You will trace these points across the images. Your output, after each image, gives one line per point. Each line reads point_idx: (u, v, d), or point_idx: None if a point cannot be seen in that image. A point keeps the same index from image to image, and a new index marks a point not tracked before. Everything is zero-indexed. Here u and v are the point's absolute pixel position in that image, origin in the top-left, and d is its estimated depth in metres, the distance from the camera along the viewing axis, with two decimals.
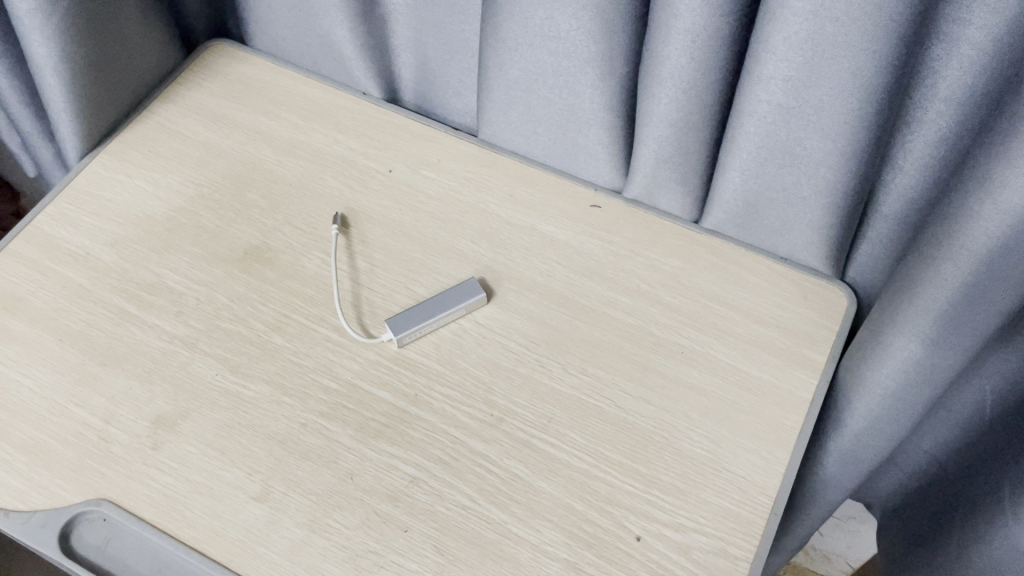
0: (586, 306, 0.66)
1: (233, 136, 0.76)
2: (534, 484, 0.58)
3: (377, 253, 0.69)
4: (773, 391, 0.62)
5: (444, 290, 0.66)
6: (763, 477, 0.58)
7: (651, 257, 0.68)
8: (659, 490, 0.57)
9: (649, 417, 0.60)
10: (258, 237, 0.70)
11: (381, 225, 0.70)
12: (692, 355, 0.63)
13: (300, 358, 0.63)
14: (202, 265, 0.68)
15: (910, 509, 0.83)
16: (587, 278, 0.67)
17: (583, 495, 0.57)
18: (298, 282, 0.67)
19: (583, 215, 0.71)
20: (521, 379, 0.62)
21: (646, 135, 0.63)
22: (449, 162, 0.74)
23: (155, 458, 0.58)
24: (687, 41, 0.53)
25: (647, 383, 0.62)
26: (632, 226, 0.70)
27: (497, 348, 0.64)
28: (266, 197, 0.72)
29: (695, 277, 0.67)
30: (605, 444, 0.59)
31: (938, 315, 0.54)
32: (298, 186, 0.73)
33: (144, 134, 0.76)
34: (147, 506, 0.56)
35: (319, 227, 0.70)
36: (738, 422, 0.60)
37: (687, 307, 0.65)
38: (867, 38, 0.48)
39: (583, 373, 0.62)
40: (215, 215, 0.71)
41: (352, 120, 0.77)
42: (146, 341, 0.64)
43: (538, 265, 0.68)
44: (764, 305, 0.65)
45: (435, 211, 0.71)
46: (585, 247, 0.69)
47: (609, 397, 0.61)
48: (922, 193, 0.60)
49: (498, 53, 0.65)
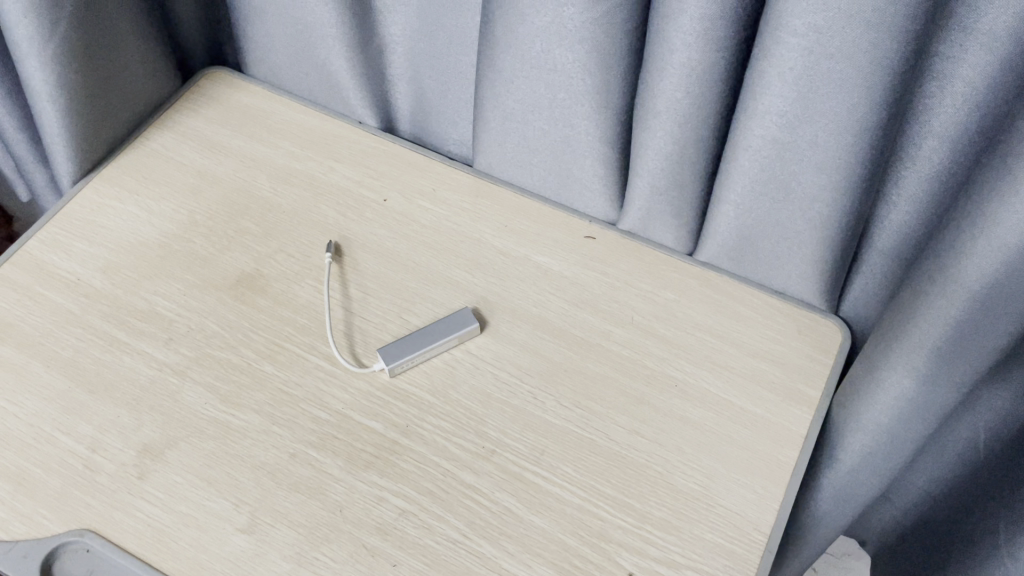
0: (579, 337, 0.65)
1: (228, 162, 0.76)
2: (525, 518, 0.57)
3: (370, 281, 0.68)
4: (767, 425, 0.61)
5: (438, 319, 0.65)
6: (757, 514, 0.58)
7: (645, 289, 0.68)
8: (652, 525, 0.57)
9: (642, 451, 0.60)
10: (251, 265, 0.69)
11: (375, 253, 0.70)
12: (686, 388, 0.63)
13: (290, 387, 0.63)
14: (193, 292, 0.67)
15: (906, 547, 0.82)
16: (581, 309, 0.67)
17: (574, 529, 0.57)
18: (291, 310, 0.67)
19: (578, 246, 0.70)
20: (514, 412, 0.62)
21: (640, 168, 0.63)
22: (444, 191, 0.74)
23: (141, 488, 0.58)
24: (683, 74, 0.54)
25: (641, 415, 0.61)
26: (626, 257, 0.70)
27: (489, 378, 0.63)
28: (259, 224, 0.72)
29: (689, 309, 0.67)
30: (597, 476, 0.59)
31: (931, 351, 0.54)
32: (292, 214, 0.72)
33: (138, 160, 0.76)
34: (131, 537, 0.56)
35: (313, 255, 0.70)
36: (730, 456, 0.60)
37: (680, 340, 0.65)
38: (862, 76, 0.48)
39: (575, 406, 0.62)
40: (207, 243, 0.70)
41: (348, 148, 0.77)
42: (134, 368, 0.63)
43: (531, 295, 0.67)
44: (758, 339, 0.65)
45: (429, 240, 0.71)
46: (579, 278, 0.68)
47: (602, 429, 0.61)
48: (917, 228, 0.59)
49: (495, 84, 0.65)
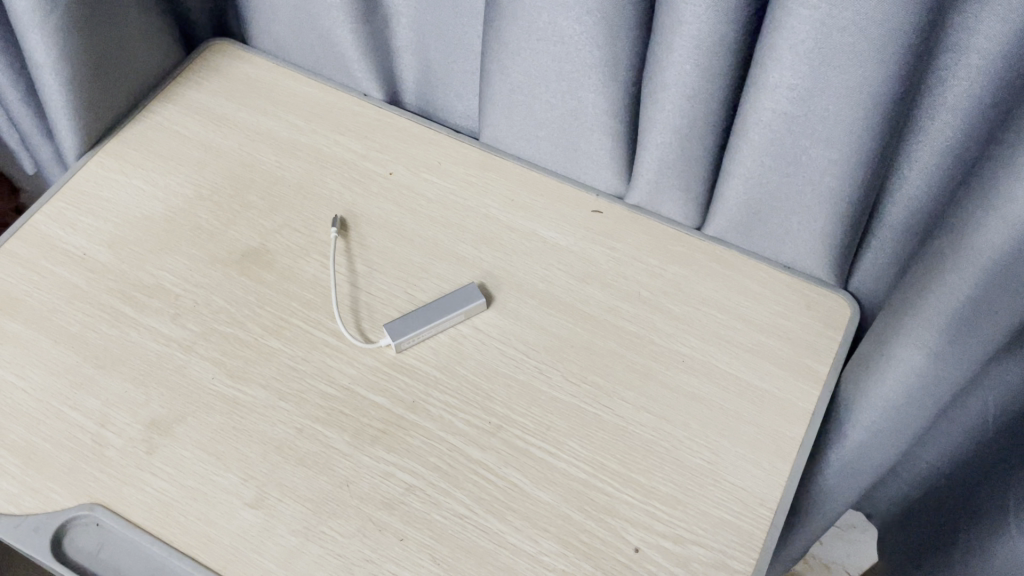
0: (586, 313, 0.65)
1: (232, 135, 0.75)
2: (532, 493, 0.57)
3: (376, 256, 0.68)
4: (775, 401, 0.61)
5: (445, 294, 0.65)
6: (764, 489, 0.58)
7: (653, 264, 0.67)
8: (657, 501, 0.57)
9: (649, 426, 0.60)
10: (256, 239, 0.69)
11: (381, 228, 0.70)
12: (692, 363, 0.63)
13: (297, 362, 0.63)
14: (199, 267, 0.67)
15: (913, 519, 0.83)
16: (588, 284, 0.66)
17: (581, 505, 0.57)
18: (296, 285, 0.66)
19: (585, 220, 0.70)
20: (521, 387, 0.61)
21: (648, 142, 0.62)
22: (450, 165, 0.73)
23: (149, 462, 0.58)
24: (693, 47, 0.52)
25: (647, 391, 0.61)
26: (634, 231, 0.69)
27: (496, 355, 0.63)
28: (264, 198, 0.71)
29: (698, 284, 0.66)
30: (603, 452, 0.59)
31: (941, 328, 0.54)
32: (297, 187, 0.72)
33: (143, 133, 0.75)
34: (141, 511, 0.56)
35: (318, 229, 0.69)
36: (737, 432, 0.60)
37: (688, 315, 0.65)
38: (875, 48, 0.47)
39: (582, 382, 0.62)
40: (213, 216, 0.70)
41: (353, 121, 0.76)
42: (142, 343, 0.63)
43: (538, 270, 0.67)
44: (766, 314, 0.65)
45: (435, 214, 0.70)
46: (586, 253, 0.68)
47: (608, 405, 0.61)
48: (928, 201, 0.59)
49: (500, 56, 0.64)
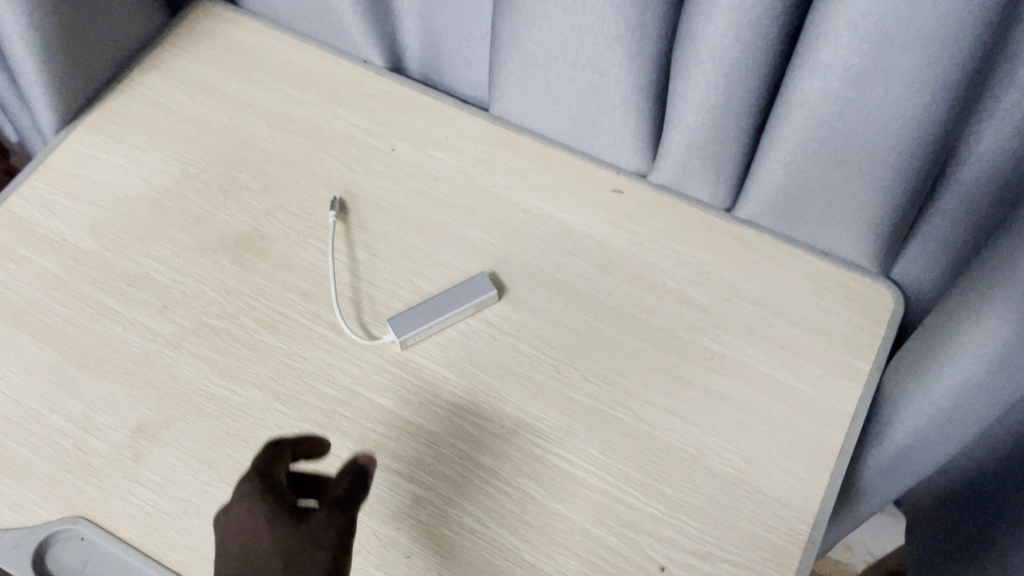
0: (606, 305, 0.60)
1: (222, 107, 0.69)
2: (549, 506, 0.53)
3: (378, 242, 0.63)
4: (811, 403, 0.56)
5: (454, 285, 0.60)
6: (799, 501, 0.53)
7: (679, 250, 0.62)
8: (684, 514, 0.53)
9: (675, 431, 0.55)
10: (249, 223, 0.64)
11: (384, 211, 0.64)
12: (722, 361, 0.58)
13: (294, 360, 0.58)
14: (188, 254, 0.62)
15: (947, 509, 0.78)
16: (607, 273, 0.61)
17: (601, 518, 0.53)
18: (292, 274, 0.61)
19: (605, 201, 0.64)
20: (536, 388, 0.57)
21: (678, 121, 0.56)
22: (458, 140, 0.68)
23: (137, 471, 0.54)
24: (733, 19, 0.46)
25: (673, 392, 0.57)
26: (659, 214, 0.63)
27: (510, 352, 0.58)
28: (257, 178, 0.66)
29: (727, 273, 0.61)
30: (626, 460, 0.54)
31: (1004, 341, 0.48)
32: (292, 165, 0.66)
33: (126, 105, 0.70)
34: (128, 525, 0.53)
35: (315, 212, 0.64)
36: (771, 437, 0.55)
37: (716, 307, 0.60)
38: (949, 25, 0.41)
39: (602, 382, 0.57)
40: (202, 197, 0.65)
41: (352, 91, 0.70)
42: (127, 339, 0.59)
43: (554, 258, 0.62)
44: (802, 306, 0.60)
45: (442, 195, 0.65)
46: (605, 238, 0.63)
47: (631, 408, 0.56)
48: (990, 192, 0.53)
49: (514, 24, 0.57)
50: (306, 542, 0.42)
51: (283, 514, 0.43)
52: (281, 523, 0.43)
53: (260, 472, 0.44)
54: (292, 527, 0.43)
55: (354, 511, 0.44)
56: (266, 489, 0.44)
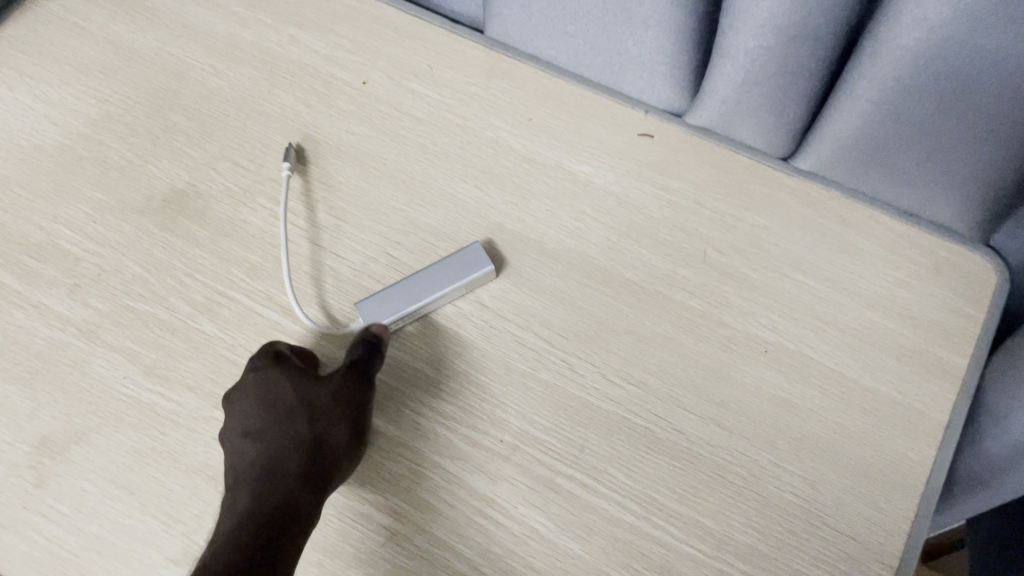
0: (632, 282, 0.48)
1: (151, 30, 0.56)
2: (560, 545, 0.42)
3: (345, 201, 0.50)
4: (894, 409, 0.44)
5: (445, 257, 0.48)
6: (880, 539, 0.42)
7: (723, 211, 0.49)
8: (731, 555, 0.42)
9: (719, 446, 0.44)
10: (183, 177, 0.51)
11: (352, 161, 0.51)
12: (778, 354, 0.46)
13: (237, 354, 0.46)
14: (106, 218, 0.50)
15: None
16: (633, 240, 0.49)
17: (627, 561, 0.42)
18: (237, 243, 0.49)
19: (629, 148, 0.51)
20: (543, 390, 0.45)
21: (731, 45, 0.42)
22: (445, 70, 0.54)
23: (39, 499, 0.43)
24: None
25: (717, 396, 0.45)
26: (697, 164, 0.50)
27: (510, 344, 0.46)
28: (194, 119, 0.53)
29: (785, 240, 0.48)
30: (657, 484, 0.43)
31: None
32: (238, 103, 0.53)
33: (32, 27, 0.56)
34: (27, 570, 0.42)
35: (266, 162, 0.51)
36: (842, 454, 0.43)
37: (771, 285, 0.47)
38: None
39: (627, 383, 0.45)
40: (124, 144, 0.52)
41: (313, 7, 0.56)
42: (29, 328, 0.47)
43: (566, 222, 0.49)
44: (880, 283, 0.47)
45: (425, 140, 0.52)
46: (630, 196, 0.50)
47: (663, 416, 0.44)
48: None
49: None
50: (328, 399, 0.42)
51: (304, 381, 0.43)
52: (298, 382, 0.43)
53: (269, 350, 0.44)
54: (304, 420, 0.41)
55: (364, 376, 0.44)
56: (274, 359, 0.44)
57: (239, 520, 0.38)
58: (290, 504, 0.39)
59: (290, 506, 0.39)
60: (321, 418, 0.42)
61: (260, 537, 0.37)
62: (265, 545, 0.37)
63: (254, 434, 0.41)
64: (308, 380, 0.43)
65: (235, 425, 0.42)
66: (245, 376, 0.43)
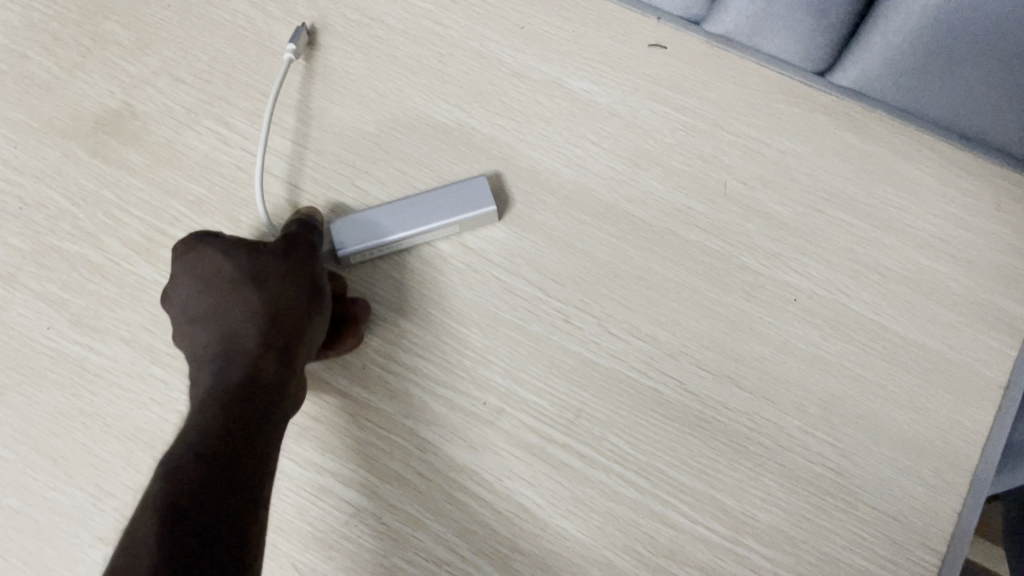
0: (638, 219, 0.41)
1: None
2: (551, 524, 0.36)
3: (305, 124, 0.43)
4: (944, 368, 0.38)
5: (443, 187, 0.41)
6: (924, 520, 0.36)
7: (746, 135, 0.42)
8: (749, 537, 0.36)
9: (738, 411, 0.37)
10: (118, 96, 0.44)
11: (314, 76, 0.44)
12: (810, 303, 0.39)
13: None
14: (28, 143, 0.43)
15: None
16: (640, 169, 0.42)
17: (627, 544, 0.36)
18: (179, 172, 0.42)
19: (637, 61, 0.44)
20: (533, 345, 0.39)
21: None
22: None
23: None
24: None
25: (736, 351, 0.38)
26: (717, 81, 0.43)
27: (496, 290, 0.40)
28: (131, 28, 0.45)
29: (819, 169, 0.41)
30: (666, 454, 0.37)
31: None
32: (181, 9, 0.46)
33: None
34: None
35: (215, 78, 0.44)
36: (882, 420, 0.37)
37: (802, 222, 0.40)
38: None
39: (631, 337, 0.39)
40: (50, 57, 0.45)
41: None
42: None
43: (562, 148, 0.42)
44: (930, 220, 0.40)
45: (399, 53, 0.44)
46: (637, 116, 0.43)
47: (673, 376, 0.38)
48: None
49: None
50: (275, 264, 0.37)
51: (239, 253, 0.37)
52: (234, 252, 0.37)
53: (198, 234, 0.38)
54: (252, 289, 0.36)
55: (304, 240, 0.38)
56: (205, 241, 0.38)
57: (207, 402, 0.33)
58: (259, 371, 0.34)
59: (262, 380, 0.34)
60: (270, 284, 0.36)
61: (234, 417, 0.32)
62: (245, 423, 0.32)
63: (200, 316, 0.36)
64: (244, 247, 0.37)
65: (178, 318, 0.37)
66: (176, 265, 0.37)
